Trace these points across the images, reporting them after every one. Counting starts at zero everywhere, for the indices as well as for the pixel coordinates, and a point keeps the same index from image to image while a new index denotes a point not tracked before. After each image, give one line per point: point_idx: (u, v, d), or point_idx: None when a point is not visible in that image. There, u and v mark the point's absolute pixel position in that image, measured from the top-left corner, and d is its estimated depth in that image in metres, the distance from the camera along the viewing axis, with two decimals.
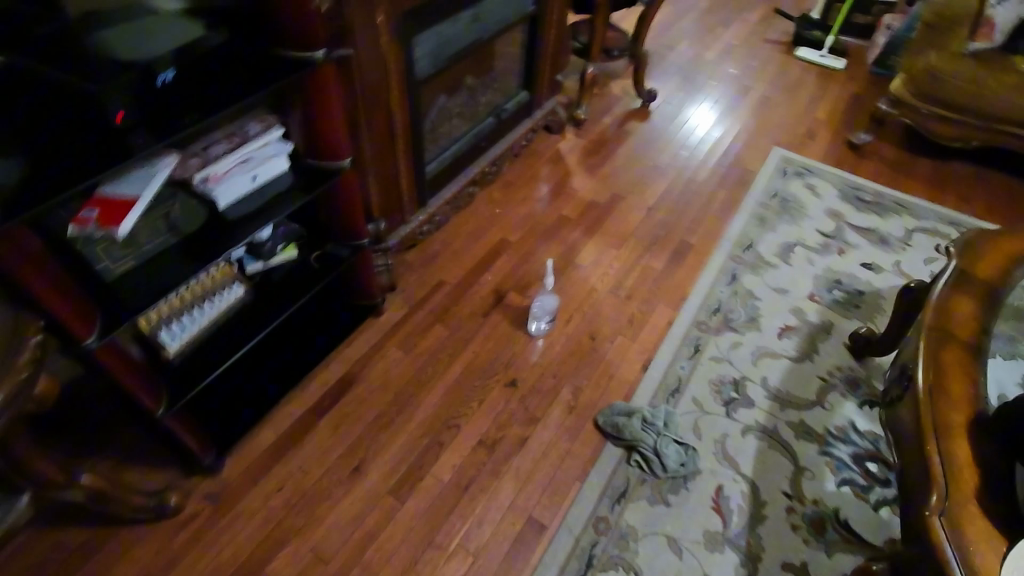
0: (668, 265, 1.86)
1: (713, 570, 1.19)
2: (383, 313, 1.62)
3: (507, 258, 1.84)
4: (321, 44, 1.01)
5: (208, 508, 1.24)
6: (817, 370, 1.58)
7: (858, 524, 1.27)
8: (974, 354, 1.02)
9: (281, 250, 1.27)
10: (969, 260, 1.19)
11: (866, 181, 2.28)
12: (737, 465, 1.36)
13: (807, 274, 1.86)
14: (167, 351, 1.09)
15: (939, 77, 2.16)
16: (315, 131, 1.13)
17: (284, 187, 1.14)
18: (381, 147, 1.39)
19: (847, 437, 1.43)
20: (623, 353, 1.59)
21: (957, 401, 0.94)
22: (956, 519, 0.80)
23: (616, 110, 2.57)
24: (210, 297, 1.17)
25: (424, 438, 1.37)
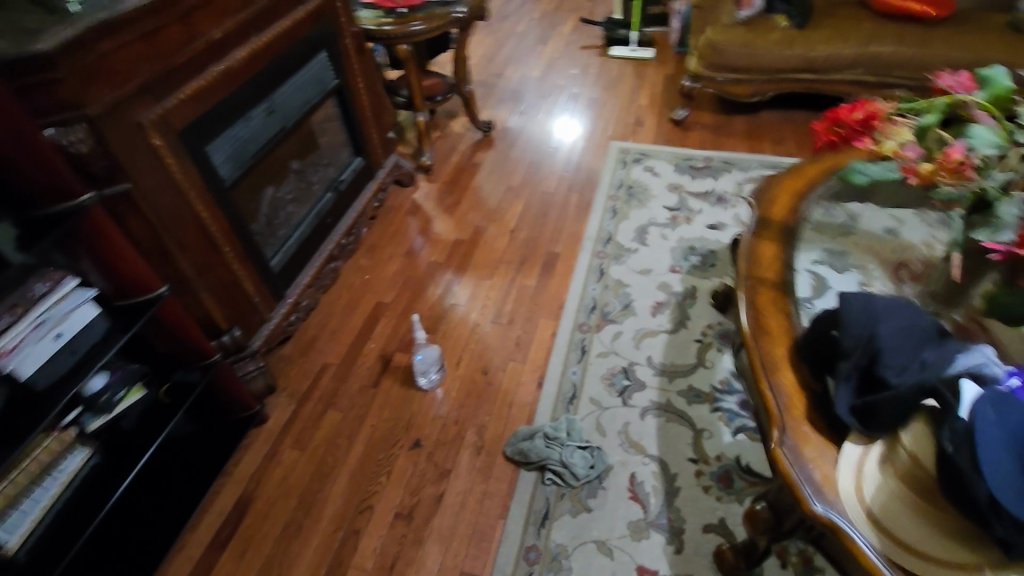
0: (540, 280, 1.93)
1: (644, 558, 1.22)
2: (271, 417, 1.55)
3: (387, 319, 1.82)
4: (85, 189, 1.02)
5: None
6: (693, 334, 1.69)
7: (759, 465, 1.36)
8: (783, 290, 1.15)
9: (123, 396, 1.21)
10: (766, 208, 1.36)
11: (694, 150, 2.50)
12: (643, 449, 1.42)
13: (664, 249, 2.00)
14: (8, 548, 0.99)
15: (720, 47, 2.43)
16: (114, 270, 1.12)
17: (97, 336, 1.11)
18: (205, 260, 1.38)
19: (730, 388, 1.53)
20: (517, 377, 1.62)
21: (774, 337, 1.05)
22: (795, 442, 0.89)
23: (461, 146, 2.66)
24: (51, 471, 1.10)
25: (338, 531, 1.32)
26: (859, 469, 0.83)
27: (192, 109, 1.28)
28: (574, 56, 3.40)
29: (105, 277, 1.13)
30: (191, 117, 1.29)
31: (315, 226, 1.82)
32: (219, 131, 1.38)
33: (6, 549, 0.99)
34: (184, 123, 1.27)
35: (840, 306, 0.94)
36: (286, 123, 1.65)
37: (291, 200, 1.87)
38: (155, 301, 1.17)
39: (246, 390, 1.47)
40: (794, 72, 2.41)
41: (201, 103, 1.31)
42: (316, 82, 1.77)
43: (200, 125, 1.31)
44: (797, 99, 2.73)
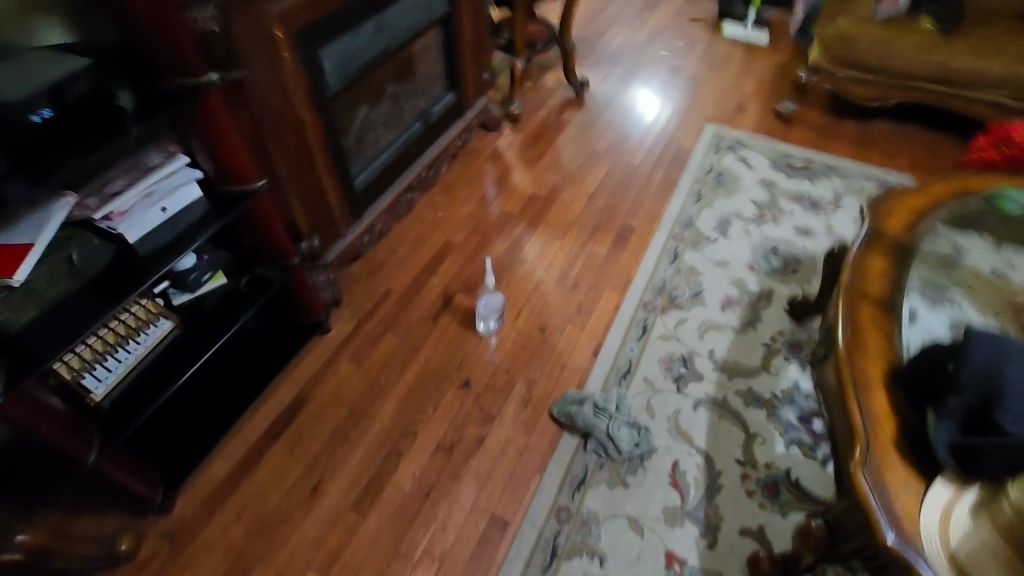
0: (611, 251, 1.88)
1: (674, 545, 1.22)
2: (331, 329, 1.60)
3: (454, 259, 1.83)
4: (210, 69, 1.03)
5: (166, 548, 1.21)
6: (761, 337, 1.63)
7: (808, 482, 1.32)
8: (886, 309, 1.07)
9: (208, 279, 1.27)
10: (881, 219, 1.25)
11: (795, 148, 2.35)
12: (691, 439, 1.40)
13: (745, 245, 1.91)
14: (94, 398, 1.07)
15: (850, 41, 2.25)
16: (222, 158, 1.14)
17: (198, 215, 1.14)
18: (297, 164, 1.39)
19: (793, 399, 1.48)
20: (574, 342, 1.61)
21: (872, 355, 0.98)
22: (877, 470, 0.84)
23: (551, 101, 2.58)
24: (136, 336, 1.16)
25: (381, 450, 1.36)
26: (946, 511, 0.79)
27: (314, 10, 1.27)
28: (681, 27, 3.21)
29: (212, 162, 1.16)
30: (312, 18, 1.27)
31: (401, 154, 1.82)
32: (332, 39, 1.37)
33: (93, 399, 1.07)
34: (305, 23, 1.26)
35: (967, 338, 0.87)
36: (393, 44, 1.62)
37: (382, 123, 1.86)
38: (253, 194, 1.19)
39: (314, 299, 1.51)
40: (928, 82, 2.21)
41: (323, 5, 1.29)
42: (428, 6, 1.72)
43: (317, 27, 1.30)
44: (920, 113, 2.52)
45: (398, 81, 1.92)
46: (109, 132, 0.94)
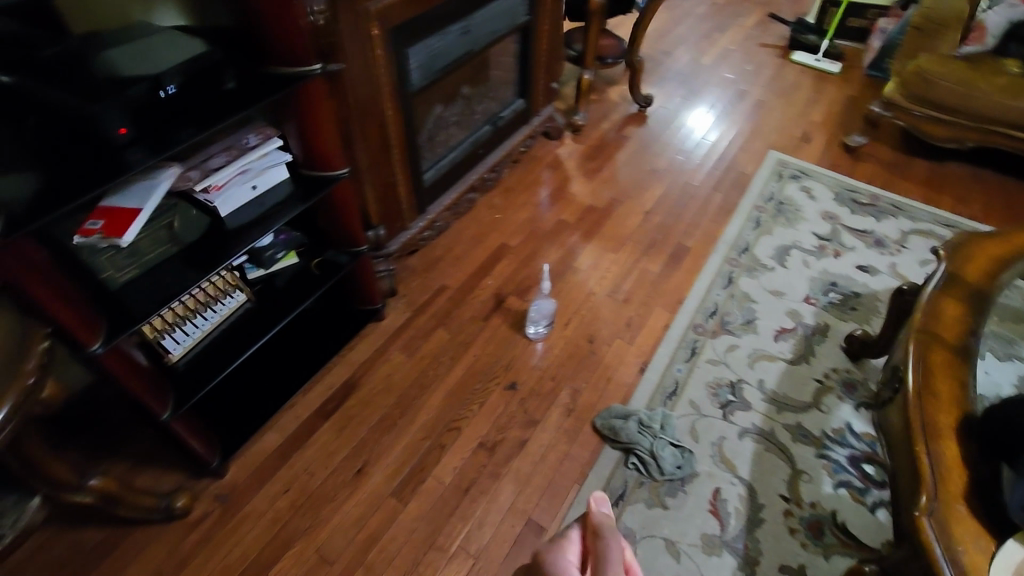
0: (665, 269, 1.87)
1: (710, 572, 1.21)
2: (386, 318, 1.64)
3: (508, 262, 1.85)
4: (315, 60, 1.09)
5: (219, 507, 1.25)
6: (814, 372, 1.60)
7: (855, 526, 1.28)
8: (961, 356, 1.04)
9: (281, 257, 1.34)
10: (958, 264, 1.21)
11: (861, 183, 2.29)
12: (735, 468, 1.38)
13: (803, 277, 1.88)
14: (172, 358, 1.14)
15: (929, 78, 2.18)
16: (312, 143, 1.20)
17: (283, 196, 1.20)
18: (374, 155, 1.43)
19: (844, 439, 1.44)
20: (622, 356, 1.61)
21: (944, 402, 0.95)
22: (944, 520, 0.81)
23: (614, 115, 2.59)
24: (213, 305, 1.23)
25: (425, 440, 1.39)
26: (1019, 570, 0.77)
27: (408, 10, 1.32)
28: (750, 52, 3.18)
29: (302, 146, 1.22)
30: (405, 17, 1.33)
31: (467, 155, 1.86)
32: (420, 39, 1.42)
33: (170, 358, 1.14)
34: (399, 23, 1.31)
35: None
36: (474, 47, 1.66)
37: (452, 123, 1.90)
38: (334, 180, 1.24)
39: (374, 288, 1.55)
40: (1010, 127, 2.12)
41: (416, 6, 1.34)
42: (509, 13, 1.76)
43: (409, 27, 1.35)
44: (998, 158, 2.42)
45: (471, 83, 1.97)
46: (224, 109, 1.00)
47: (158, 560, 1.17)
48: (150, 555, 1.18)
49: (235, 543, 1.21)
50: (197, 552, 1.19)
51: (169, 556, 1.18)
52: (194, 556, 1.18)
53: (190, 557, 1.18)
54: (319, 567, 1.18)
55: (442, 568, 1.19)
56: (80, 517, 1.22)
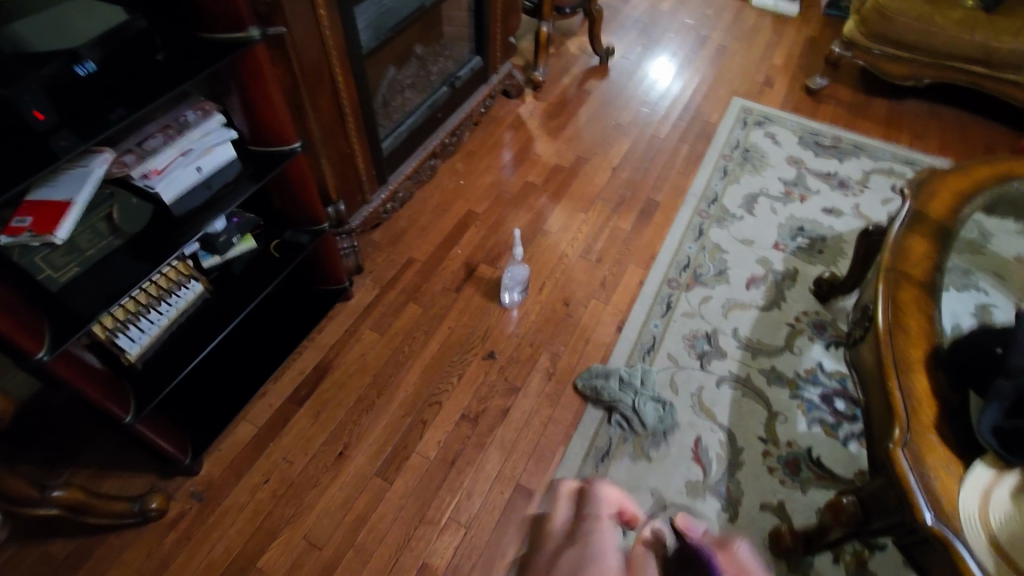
0: (635, 226, 1.86)
1: (696, 518, 1.24)
2: (354, 296, 1.60)
3: (476, 229, 1.80)
4: (253, 24, 1.00)
5: (192, 509, 1.23)
6: (786, 317, 1.63)
7: (830, 460, 1.34)
8: (929, 293, 1.06)
9: (237, 241, 1.26)
10: (923, 200, 1.23)
11: (823, 126, 2.30)
12: (714, 416, 1.41)
13: (771, 223, 1.89)
14: (129, 356, 1.08)
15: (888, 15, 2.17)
16: (259, 116, 1.11)
17: (232, 176, 1.12)
18: (327, 126, 1.35)
19: (815, 378, 1.49)
20: (598, 317, 1.60)
21: (914, 338, 0.97)
22: (917, 450, 0.84)
23: (574, 69, 2.51)
24: (168, 297, 1.16)
25: (406, 417, 1.37)
26: (988, 490, 0.80)
27: None
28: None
29: (247, 121, 1.14)
30: None
31: (425, 121, 1.78)
32: None
33: (128, 357, 1.07)
34: None
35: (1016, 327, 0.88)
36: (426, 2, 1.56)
37: (407, 86, 1.81)
38: (287, 155, 1.16)
39: (339, 266, 1.50)
40: (965, 61, 2.14)
41: None
42: None
43: None
44: (953, 94, 2.45)
45: (424, 42, 1.86)
46: (155, 82, 0.92)
47: (136, 564, 1.15)
48: (128, 559, 1.16)
49: (217, 538, 1.19)
50: (179, 548, 1.18)
51: (148, 557, 1.16)
52: (176, 554, 1.17)
53: (173, 555, 1.17)
54: (309, 552, 1.18)
55: (434, 540, 1.20)
56: (49, 529, 1.18)
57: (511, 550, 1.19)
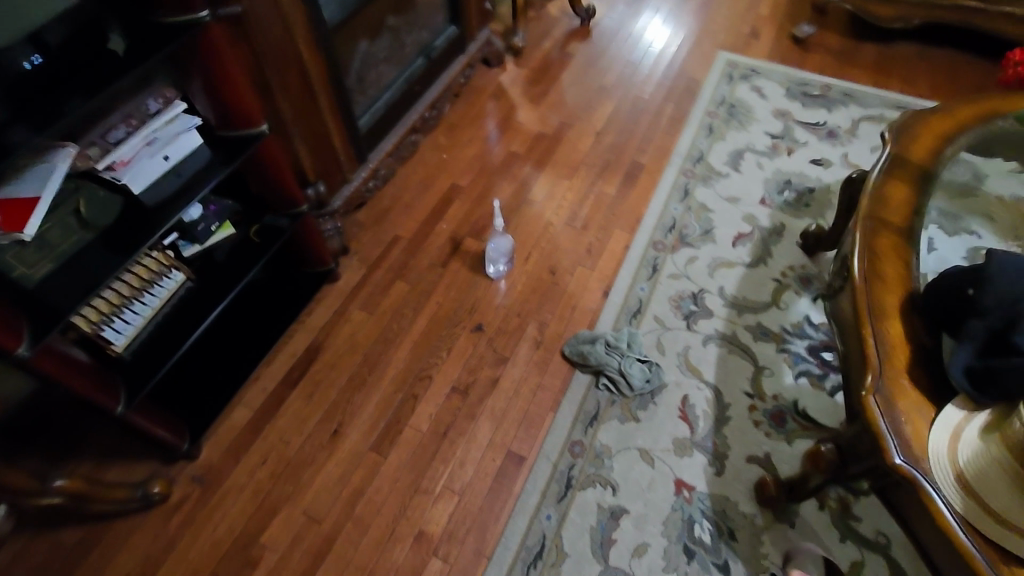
0: (620, 190, 1.84)
1: (684, 473, 1.27)
2: (341, 278, 1.61)
3: (460, 203, 1.80)
4: (203, 6, 0.98)
5: (196, 490, 1.27)
6: (772, 272, 1.63)
7: (815, 411, 1.35)
8: (908, 238, 1.05)
9: (217, 229, 1.25)
10: (904, 144, 1.20)
11: (811, 75, 2.24)
12: (701, 374, 1.42)
13: (757, 180, 1.87)
14: (115, 348, 1.10)
15: None
16: (222, 99, 1.10)
17: (201, 164, 1.12)
18: (299, 106, 1.34)
19: (802, 332, 1.50)
20: (585, 283, 1.61)
21: (890, 285, 0.97)
22: (889, 395, 0.84)
23: (555, 33, 2.45)
24: (151, 288, 1.17)
25: (397, 393, 1.40)
26: (957, 430, 0.80)
27: None
28: None
29: (211, 105, 1.12)
30: None
31: (401, 96, 1.76)
32: None
33: (114, 348, 1.10)
34: None
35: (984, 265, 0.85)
36: None
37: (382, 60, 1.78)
38: (255, 137, 1.15)
39: (321, 247, 1.50)
40: None
41: None
42: None
43: None
44: (946, 33, 2.38)
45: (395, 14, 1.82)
46: (106, 71, 0.91)
47: (145, 547, 1.20)
48: (135, 541, 1.21)
49: (220, 518, 1.24)
50: (185, 528, 1.23)
51: (156, 539, 1.21)
52: (181, 534, 1.22)
53: (179, 535, 1.22)
54: (308, 526, 1.22)
55: (429, 508, 1.24)
56: (57, 520, 1.23)
57: (504, 515, 1.23)
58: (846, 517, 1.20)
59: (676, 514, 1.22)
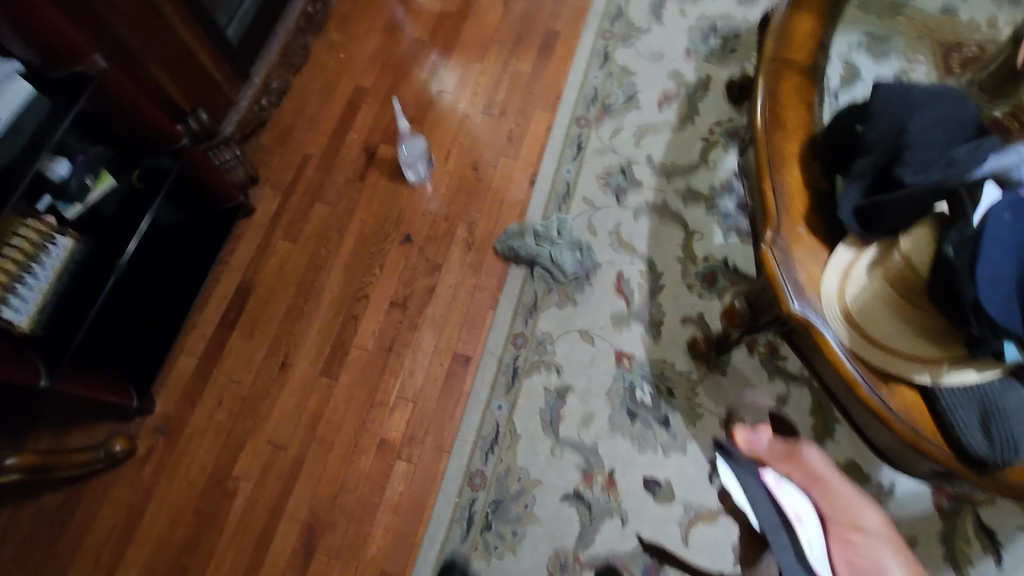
0: (537, 65, 1.71)
1: (623, 344, 1.33)
2: (257, 209, 1.52)
3: (368, 107, 1.66)
4: None
5: (161, 439, 1.30)
6: (699, 131, 1.58)
7: (744, 265, 1.39)
8: (813, 77, 1.00)
9: (94, 183, 1.15)
10: None
11: None
12: (634, 248, 1.44)
13: (680, 30, 1.73)
14: (20, 326, 1.06)
15: None
16: (37, 36, 0.95)
17: (41, 115, 0.99)
18: (143, 26, 1.14)
19: (729, 189, 1.49)
20: (509, 175, 1.55)
21: (791, 133, 0.94)
22: (786, 246, 0.86)
23: None
24: (39, 258, 1.10)
25: (338, 316, 1.40)
26: (847, 270, 0.81)
27: None
28: None
29: (30, 45, 0.97)
30: None
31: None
32: None
33: (19, 327, 1.05)
34: None
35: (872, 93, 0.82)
36: None
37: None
38: (90, 75, 1.01)
39: (224, 176, 1.41)
40: None
41: None
42: None
43: None
44: None
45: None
46: None
47: (125, 499, 1.26)
48: (115, 495, 1.26)
49: (190, 460, 1.28)
50: (160, 475, 1.27)
51: (134, 489, 1.26)
52: (158, 481, 1.27)
53: (155, 483, 1.27)
54: (275, 453, 1.28)
55: (386, 418, 1.29)
56: (33, 489, 1.27)
57: (458, 412, 1.29)
58: (774, 358, 1.29)
59: (618, 384, 1.29)
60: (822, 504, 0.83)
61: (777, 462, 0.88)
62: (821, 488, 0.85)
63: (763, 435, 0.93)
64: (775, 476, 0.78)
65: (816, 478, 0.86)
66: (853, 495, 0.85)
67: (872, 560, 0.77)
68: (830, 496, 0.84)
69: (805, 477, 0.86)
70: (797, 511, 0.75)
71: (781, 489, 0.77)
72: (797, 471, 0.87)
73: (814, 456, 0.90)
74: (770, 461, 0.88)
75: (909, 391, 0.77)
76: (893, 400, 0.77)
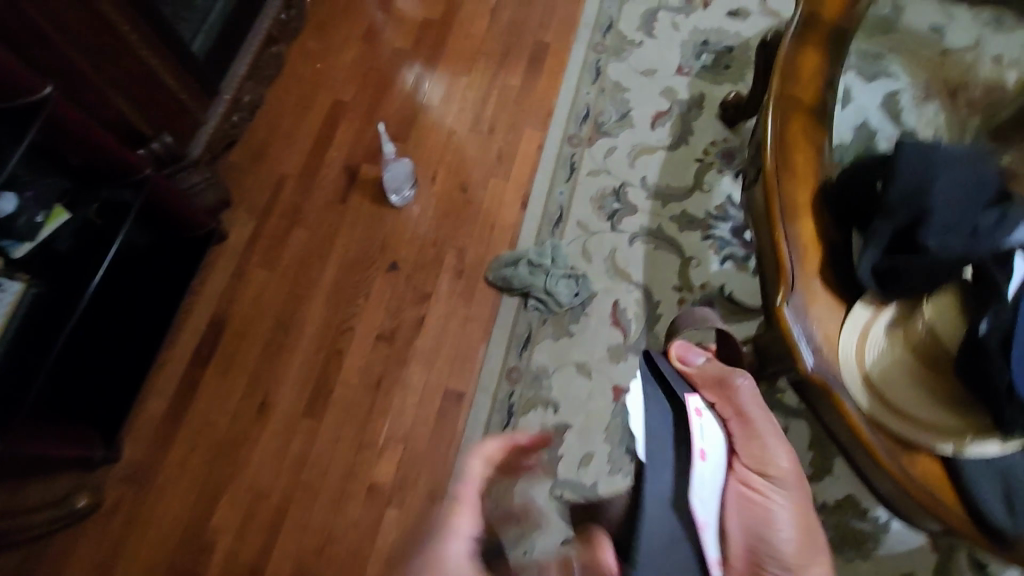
0: (526, 79, 1.64)
1: (621, 379, 1.29)
2: (231, 235, 1.43)
3: (349, 123, 1.57)
4: None
5: (129, 490, 1.21)
6: (693, 153, 1.54)
7: (741, 294, 1.37)
8: (821, 119, 0.97)
9: (45, 221, 1.03)
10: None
11: None
12: (630, 276, 1.39)
13: (673, 44, 1.69)
14: None
15: None
16: None
17: None
18: (98, 47, 1.03)
19: (725, 214, 1.46)
20: (500, 197, 1.48)
21: (801, 178, 0.91)
22: (801, 303, 0.82)
23: None
24: None
25: (320, 352, 1.32)
26: (864, 331, 0.79)
27: None
28: None
29: None
30: None
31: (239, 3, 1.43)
32: None
33: None
34: None
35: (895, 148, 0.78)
36: None
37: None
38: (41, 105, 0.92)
39: (191, 203, 1.31)
40: None
41: None
42: None
43: None
44: None
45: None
46: None
47: (90, 556, 1.17)
48: (79, 553, 1.17)
49: (162, 512, 1.20)
50: (128, 529, 1.18)
51: (99, 546, 1.17)
52: (126, 535, 1.18)
53: (124, 538, 1.18)
54: (255, 502, 1.20)
55: (375, 461, 1.23)
56: None
57: (451, 453, 1.23)
58: (774, 393, 1.27)
59: (617, 420, 1.25)
60: (737, 441, 0.73)
61: (703, 389, 0.76)
62: (742, 424, 0.73)
63: (700, 354, 0.80)
64: (699, 408, 0.70)
65: (738, 411, 0.74)
66: (778, 442, 0.73)
67: (764, 508, 0.67)
68: (753, 436, 0.72)
69: (744, 413, 0.74)
70: (702, 411, 0.70)
71: (699, 422, 0.69)
72: (723, 405, 0.75)
73: (745, 383, 0.75)
74: (696, 382, 0.77)
75: (929, 460, 0.74)
76: (914, 469, 0.73)
